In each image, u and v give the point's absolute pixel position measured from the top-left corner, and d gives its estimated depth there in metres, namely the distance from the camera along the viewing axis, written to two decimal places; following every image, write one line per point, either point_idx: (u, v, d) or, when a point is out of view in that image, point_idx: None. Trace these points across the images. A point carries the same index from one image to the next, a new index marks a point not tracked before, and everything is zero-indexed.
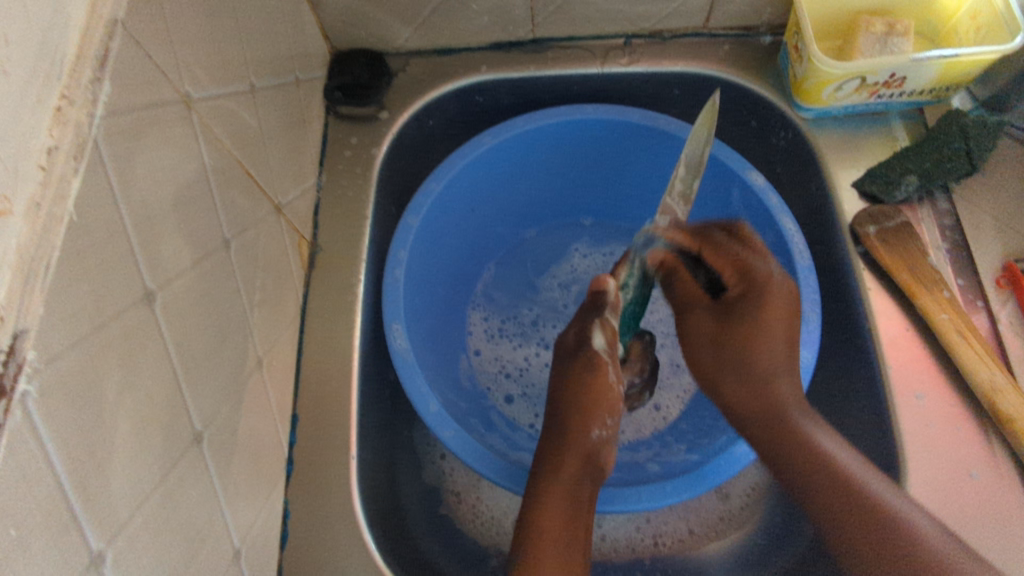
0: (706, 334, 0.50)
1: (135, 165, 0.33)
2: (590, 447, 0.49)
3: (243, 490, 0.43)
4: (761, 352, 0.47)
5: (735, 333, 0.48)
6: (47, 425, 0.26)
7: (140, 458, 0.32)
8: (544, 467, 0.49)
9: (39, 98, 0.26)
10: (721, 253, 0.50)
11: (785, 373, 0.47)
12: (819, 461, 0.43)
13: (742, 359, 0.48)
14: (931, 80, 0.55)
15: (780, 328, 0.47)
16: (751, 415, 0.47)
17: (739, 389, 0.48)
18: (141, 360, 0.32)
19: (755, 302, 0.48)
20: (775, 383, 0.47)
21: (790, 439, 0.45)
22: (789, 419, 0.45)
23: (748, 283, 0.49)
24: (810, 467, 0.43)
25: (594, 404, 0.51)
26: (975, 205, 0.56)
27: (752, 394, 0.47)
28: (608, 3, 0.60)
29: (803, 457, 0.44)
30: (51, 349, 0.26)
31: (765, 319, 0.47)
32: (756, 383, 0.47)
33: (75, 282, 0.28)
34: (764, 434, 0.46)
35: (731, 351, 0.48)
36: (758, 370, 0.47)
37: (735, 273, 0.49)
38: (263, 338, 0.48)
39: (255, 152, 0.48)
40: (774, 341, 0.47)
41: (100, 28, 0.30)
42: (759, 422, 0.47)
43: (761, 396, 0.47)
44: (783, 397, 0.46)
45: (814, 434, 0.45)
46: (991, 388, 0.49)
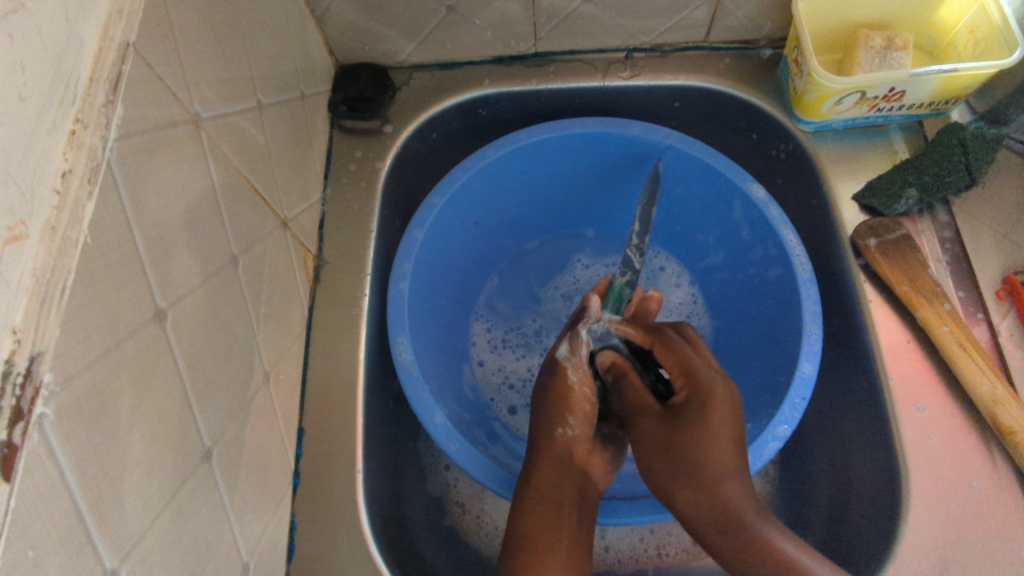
0: (653, 447, 0.47)
1: (146, 185, 0.33)
2: (562, 452, 0.50)
3: (251, 505, 0.43)
4: (707, 457, 0.44)
5: (680, 442, 0.45)
6: (64, 446, 0.26)
7: (151, 477, 0.32)
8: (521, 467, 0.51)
9: (53, 124, 0.27)
10: (668, 354, 0.49)
11: (736, 479, 0.44)
12: (776, 561, 0.39)
13: (688, 468, 0.44)
14: (930, 94, 0.55)
15: (726, 431, 0.44)
16: (707, 525, 0.43)
17: (688, 499, 0.44)
18: (153, 379, 0.33)
19: (699, 405, 0.46)
20: (725, 489, 0.43)
21: (745, 542, 0.41)
22: (740, 520, 0.42)
23: (691, 386, 0.47)
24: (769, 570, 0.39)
25: (557, 406, 0.52)
26: (975, 218, 0.57)
27: (703, 505, 0.43)
28: (609, 18, 0.60)
29: (764, 564, 0.40)
30: (68, 371, 0.27)
31: (707, 422, 0.45)
32: (704, 489, 0.44)
33: (90, 303, 0.28)
34: (720, 543, 0.42)
35: (679, 463, 0.45)
36: (704, 475, 0.44)
37: (679, 372, 0.48)
38: (269, 352, 0.48)
39: (261, 167, 0.48)
40: (721, 445, 0.44)
41: (113, 52, 0.30)
42: (711, 529, 0.43)
43: (711, 503, 0.43)
44: (736, 506, 0.43)
45: (767, 535, 0.41)
46: (992, 401, 0.49)
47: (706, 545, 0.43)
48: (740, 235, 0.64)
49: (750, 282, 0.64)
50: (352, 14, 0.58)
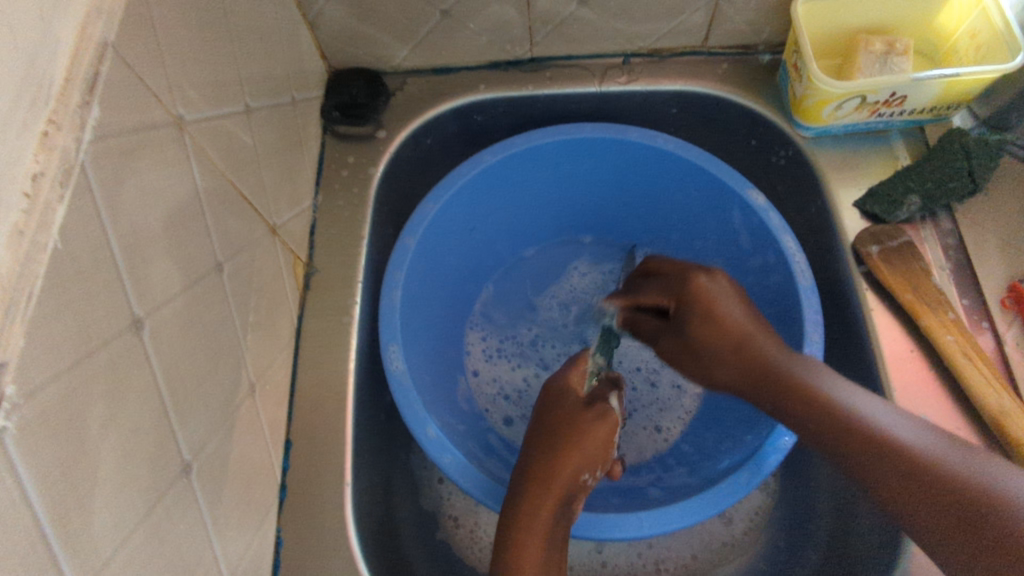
0: (676, 352, 0.48)
1: (124, 188, 0.32)
2: (575, 486, 0.48)
3: (235, 520, 0.42)
4: (728, 326, 0.45)
5: (698, 338, 0.46)
6: (27, 462, 0.25)
7: (124, 492, 0.31)
8: (514, 508, 0.46)
9: (24, 123, 0.26)
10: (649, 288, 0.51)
11: (767, 335, 0.45)
12: (871, 441, 0.38)
13: (716, 356, 0.45)
14: (932, 98, 0.54)
15: (732, 305, 0.46)
16: (784, 394, 0.43)
17: (735, 375, 0.45)
18: (127, 390, 0.31)
19: (694, 307, 0.46)
20: (757, 342, 0.45)
21: (831, 416, 0.40)
22: (800, 379, 0.42)
23: (680, 297, 0.48)
24: (867, 450, 0.38)
25: (588, 450, 0.49)
26: (980, 225, 0.56)
27: (753, 369, 0.44)
28: (605, 23, 0.59)
29: (863, 443, 0.39)
30: (33, 383, 0.25)
31: (715, 310, 0.46)
32: (743, 360, 0.45)
33: (60, 312, 0.27)
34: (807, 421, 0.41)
35: (706, 353, 0.46)
36: (741, 352, 0.45)
37: (664, 295, 0.49)
38: (256, 362, 0.47)
39: (249, 171, 0.47)
40: (729, 316, 0.45)
41: (90, 51, 0.30)
42: (796, 402, 0.42)
43: (772, 383, 0.43)
44: (770, 353, 0.44)
45: (852, 404, 0.40)
46: (999, 412, 0.48)
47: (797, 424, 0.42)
48: (739, 242, 0.63)
49: (749, 289, 0.63)
50: (345, 17, 0.57)
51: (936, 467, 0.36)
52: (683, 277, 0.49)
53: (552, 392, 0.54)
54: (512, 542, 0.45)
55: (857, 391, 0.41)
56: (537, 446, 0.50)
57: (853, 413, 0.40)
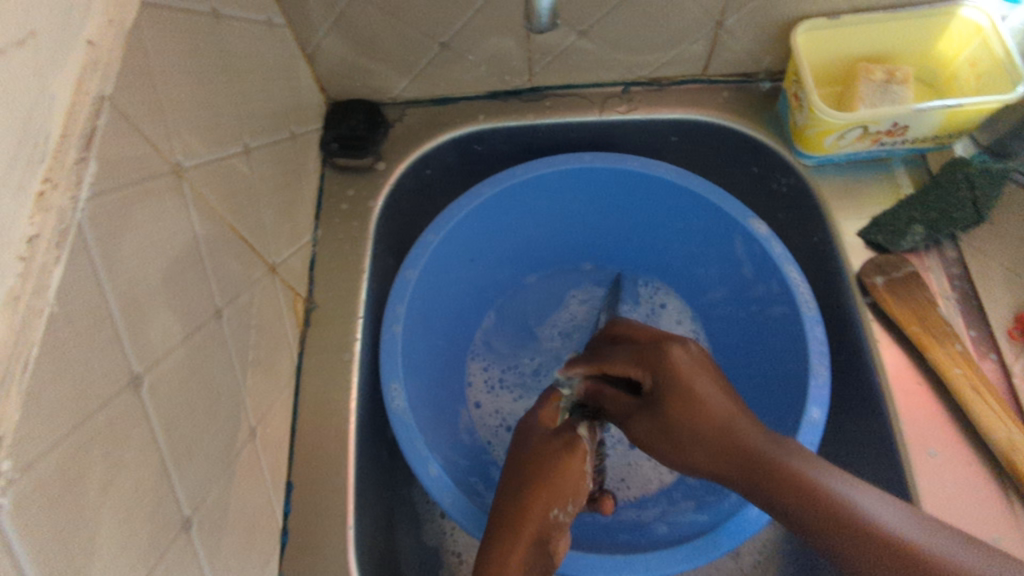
0: (652, 433, 0.46)
1: (122, 242, 0.32)
2: (547, 525, 0.47)
3: (235, 571, 0.41)
4: (702, 405, 0.43)
5: (676, 421, 0.44)
6: (22, 537, 0.24)
7: (121, 557, 0.30)
8: (489, 555, 0.46)
9: (21, 184, 0.25)
10: (618, 360, 0.50)
11: (742, 416, 0.42)
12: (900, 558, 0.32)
13: (694, 433, 0.42)
14: (934, 128, 0.54)
15: (706, 382, 0.44)
16: (771, 482, 0.38)
17: (712, 458, 0.42)
18: (125, 449, 0.31)
19: (671, 378, 0.45)
20: (737, 426, 0.42)
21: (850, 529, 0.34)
22: (787, 469, 0.38)
23: (654, 368, 0.47)
24: (890, 569, 0.32)
25: (561, 483, 0.49)
26: (984, 253, 0.55)
27: (735, 454, 0.40)
28: (605, 53, 0.59)
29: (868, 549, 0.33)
30: (29, 455, 0.25)
31: (690, 387, 0.44)
32: (724, 443, 0.41)
33: (57, 377, 0.26)
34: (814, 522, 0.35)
35: (683, 436, 0.43)
36: (721, 436, 0.41)
37: (638, 365, 0.48)
38: (256, 405, 0.46)
39: (248, 212, 0.46)
40: (705, 393, 0.44)
41: (87, 105, 0.29)
42: (790, 495, 0.37)
43: (758, 472, 0.39)
44: (750, 435, 0.41)
45: (863, 507, 0.34)
46: (1010, 447, 0.47)
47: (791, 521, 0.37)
48: (742, 271, 0.62)
49: (753, 318, 0.63)
50: (344, 50, 0.57)
51: None
52: (654, 347, 0.48)
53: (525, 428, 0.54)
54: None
55: (866, 492, 0.35)
56: (511, 486, 0.50)
57: (854, 509, 0.34)
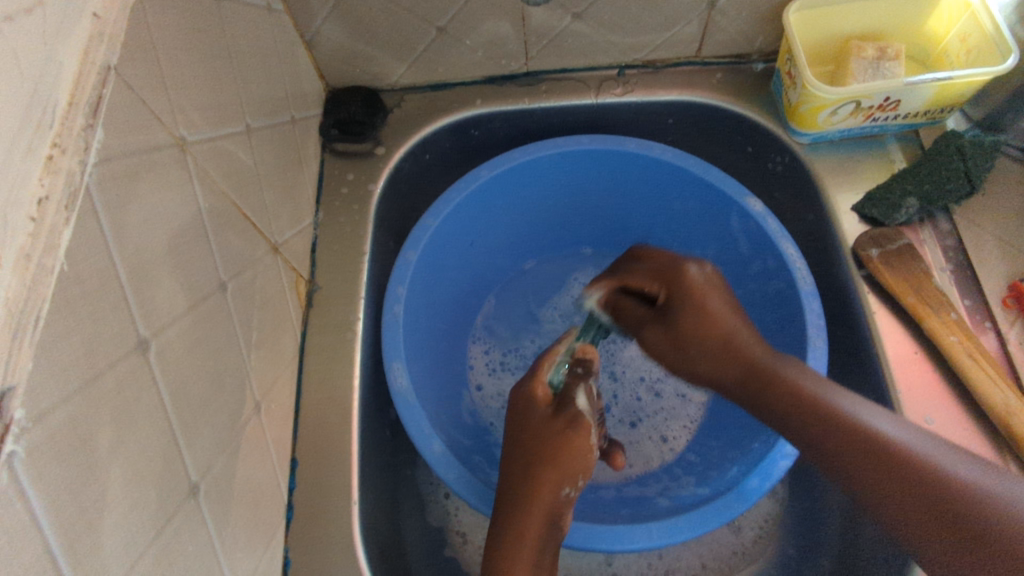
0: (662, 344, 0.48)
1: (129, 209, 0.32)
2: (558, 503, 0.46)
3: (243, 539, 0.42)
4: (717, 328, 0.46)
5: (688, 333, 0.46)
6: (36, 485, 0.25)
7: (132, 514, 0.31)
8: (502, 537, 0.45)
9: (30, 147, 0.26)
10: (640, 272, 0.51)
11: (743, 325, 0.46)
12: (880, 455, 0.37)
13: (703, 347, 0.46)
14: (925, 103, 0.55)
15: (719, 298, 0.47)
16: (778, 403, 0.42)
17: (726, 369, 0.45)
18: (136, 411, 0.31)
19: (684, 298, 0.47)
20: (739, 339, 0.45)
21: (849, 436, 0.38)
22: (794, 384, 0.42)
23: (671, 287, 0.49)
24: (866, 460, 0.37)
25: (569, 461, 0.47)
26: (977, 225, 0.56)
27: (726, 363, 0.45)
28: (600, 35, 0.60)
29: (862, 454, 0.37)
30: (42, 406, 0.25)
31: (703, 302, 0.46)
32: (727, 355, 0.45)
33: (67, 333, 0.27)
34: (821, 441, 0.39)
35: (692, 347, 0.46)
36: (727, 345, 0.45)
37: (657, 281, 0.50)
38: (261, 381, 0.47)
39: (250, 191, 0.47)
40: (718, 312, 0.46)
41: (94, 74, 0.30)
42: (794, 408, 0.41)
43: (770, 386, 0.42)
44: (756, 352, 0.44)
45: (866, 419, 0.38)
46: (1006, 412, 0.48)
47: (789, 426, 0.41)
48: (739, 249, 0.63)
49: (751, 295, 0.64)
50: (342, 37, 0.58)
51: (951, 484, 0.35)
52: (673, 266, 0.49)
53: (520, 401, 0.52)
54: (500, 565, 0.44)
55: (871, 407, 0.39)
56: (515, 468, 0.48)
57: (864, 426, 0.38)
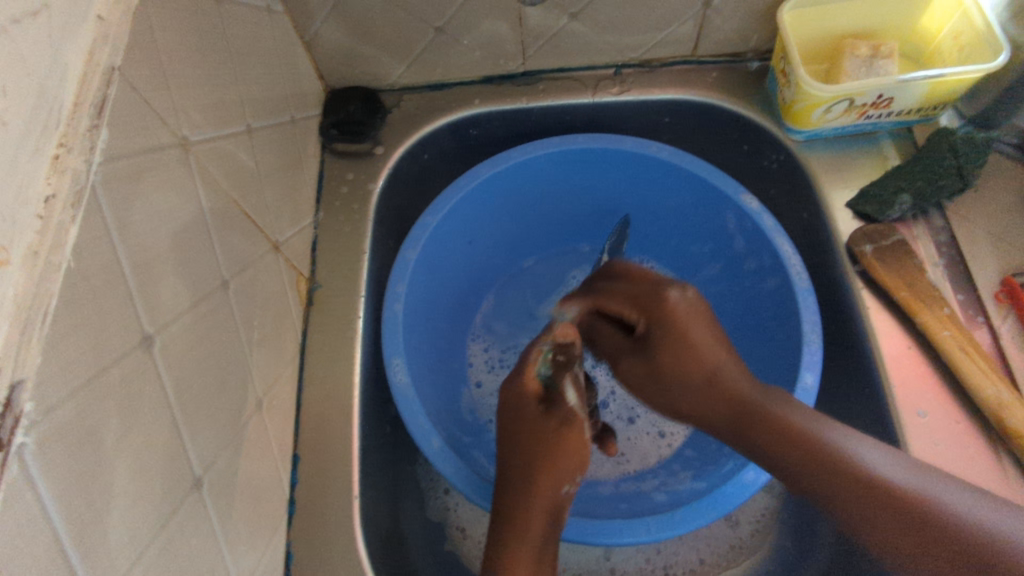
0: (642, 376, 0.47)
1: (133, 208, 0.33)
2: (558, 501, 0.47)
3: (245, 534, 0.42)
4: (697, 363, 0.44)
5: (667, 368, 0.45)
6: (44, 477, 0.25)
7: (138, 507, 0.31)
8: (501, 538, 0.45)
9: (36, 148, 0.26)
10: (618, 295, 0.49)
11: (733, 363, 0.44)
12: (883, 498, 0.38)
13: (682, 382, 0.44)
14: (918, 100, 0.56)
15: (704, 329, 0.44)
16: (762, 438, 0.42)
17: (712, 412, 0.44)
18: (141, 405, 0.32)
19: (668, 328, 0.44)
20: (723, 378, 0.44)
21: (846, 478, 0.39)
22: (779, 421, 0.42)
23: (651, 313, 0.46)
24: (864, 501, 0.38)
25: (565, 463, 0.47)
26: (970, 221, 0.57)
27: (709, 400, 0.44)
28: (597, 35, 0.61)
29: (863, 499, 0.38)
30: (50, 400, 0.26)
31: (687, 337, 0.44)
32: (716, 396, 0.44)
33: (74, 330, 0.28)
34: (813, 481, 0.40)
35: (674, 384, 0.45)
36: (710, 386, 0.44)
37: (635, 308, 0.47)
38: (263, 378, 0.47)
39: (251, 190, 0.48)
40: (700, 348, 0.44)
41: (98, 76, 0.30)
42: (790, 448, 0.41)
43: (753, 421, 0.42)
44: (743, 391, 0.43)
45: (858, 456, 0.39)
46: (998, 404, 0.48)
47: (778, 467, 0.42)
48: (734, 246, 0.63)
49: (747, 291, 0.64)
50: (341, 37, 0.59)
51: (949, 521, 0.36)
52: (650, 291, 0.47)
53: (510, 400, 0.51)
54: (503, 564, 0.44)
55: (858, 442, 0.40)
56: (514, 469, 0.48)
57: (862, 466, 0.39)
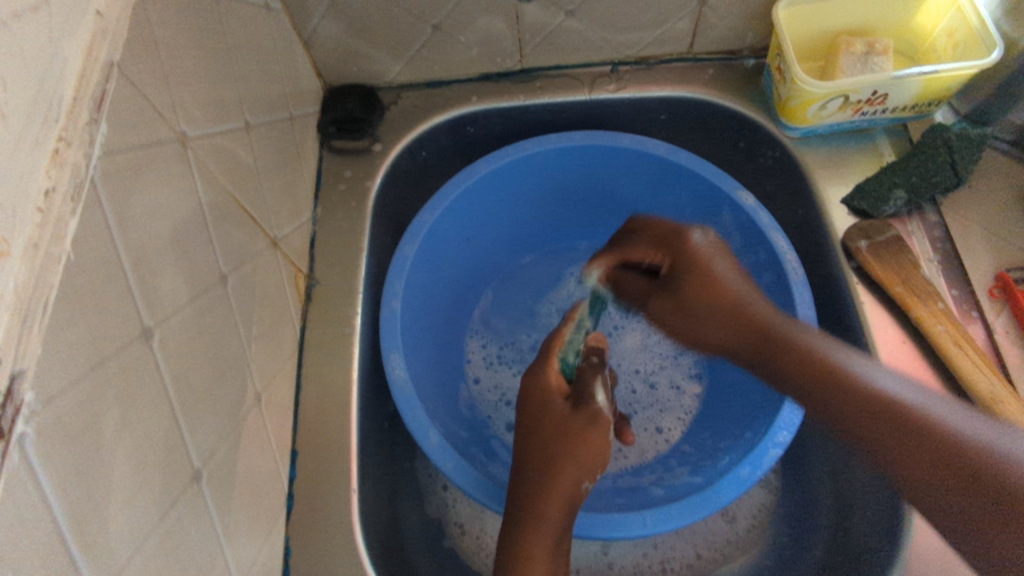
0: (669, 311, 0.51)
1: (133, 202, 0.33)
2: (576, 495, 0.46)
3: (244, 527, 0.43)
4: (722, 292, 0.48)
5: (693, 299, 0.49)
6: (45, 466, 0.26)
7: (138, 497, 0.32)
8: (516, 528, 0.44)
9: (37, 140, 0.27)
10: (641, 241, 0.53)
11: (756, 296, 0.48)
12: (878, 407, 0.39)
13: (711, 312, 0.48)
14: (913, 96, 0.56)
15: (723, 264, 0.49)
16: (781, 359, 0.45)
17: (733, 339, 0.48)
18: (141, 398, 0.32)
19: (691, 267, 0.49)
20: (750, 309, 0.47)
21: (858, 398, 0.40)
22: (798, 344, 0.44)
23: (674, 253, 0.50)
24: (862, 409, 0.40)
25: (585, 456, 0.47)
26: (964, 216, 0.57)
27: (733, 325, 0.47)
28: (593, 32, 0.61)
29: (862, 404, 0.40)
30: (50, 390, 0.26)
31: (710, 269, 0.48)
32: (742, 325, 0.47)
33: (73, 322, 0.28)
34: (821, 394, 0.42)
35: (699, 311, 0.49)
36: (735, 311, 0.47)
37: (658, 249, 0.51)
38: (261, 372, 0.47)
39: (250, 186, 0.48)
40: (725, 282, 0.48)
41: (97, 70, 0.31)
42: (813, 377, 0.43)
43: (774, 351, 0.45)
44: (763, 313, 0.47)
45: (863, 372, 0.41)
46: (991, 398, 0.48)
47: (814, 398, 0.43)
48: (731, 242, 0.64)
49: None
50: (339, 35, 0.59)
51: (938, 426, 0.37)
52: (673, 232, 0.51)
53: (534, 396, 0.52)
54: (514, 558, 0.43)
55: (867, 361, 0.42)
56: (532, 463, 0.47)
57: (864, 379, 0.41)
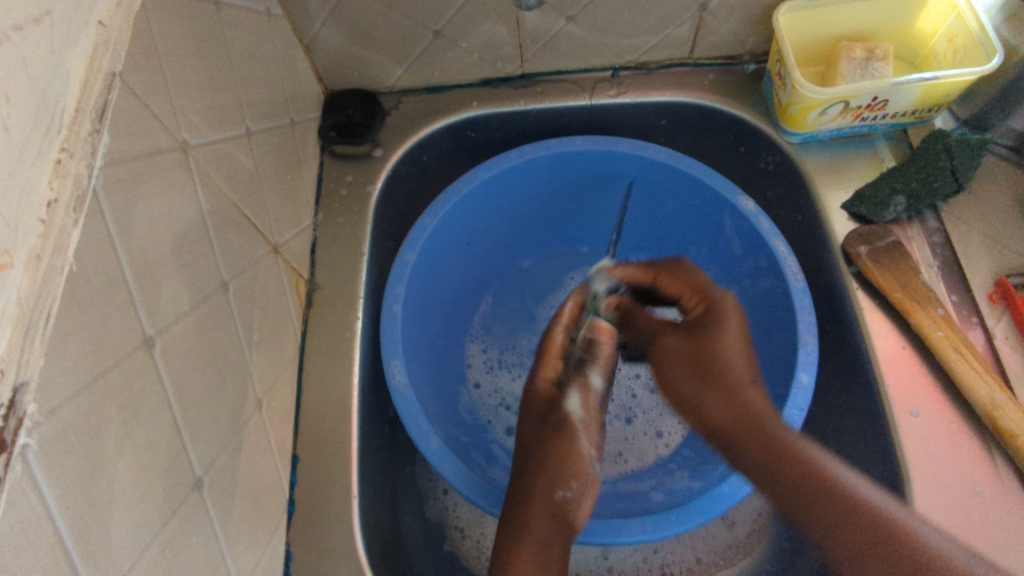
0: (676, 357, 0.46)
1: (134, 211, 0.33)
2: (557, 505, 0.46)
3: (245, 534, 0.43)
4: (732, 364, 0.43)
5: (706, 354, 0.44)
6: (47, 477, 0.26)
7: (139, 507, 0.32)
8: (506, 533, 0.45)
9: (39, 152, 0.27)
10: (684, 278, 0.52)
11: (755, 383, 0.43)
12: (853, 511, 0.37)
13: (722, 373, 0.43)
14: (912, 102, 0.56)
15: (734, 331, 0.45)
16: (748, 440, 0.41)
17: (722, 412, 0.42)
18: (143, 407, 0.32)
19: (717, 315, 0.46)
20: (748, 393, 0.43)
21: (836, 502, 0.37)
22: (782, 437, 0.40)
23: (706, 300, 0.49)
24: (830, 511, 0.37)
25: (557, 469, 0.48)
26: (964, 221, 0.57)
27: (719, 391, 0.43)
28: (594, 37, 0.61)
29: (837, 506, 0.37)
30: (53, 401, 0.26)
31: (723, 328, 0.45)
32: (739, 403, 0.42)
33: (75, 332, 0.28)
34: (785, 490, 0.39)
35: (711, 371, 0.43)
36: (737, 384, 0.43)
37: (695, 294, 0.50)
38: (262, 379, 0.48)
39: (251, 192, 0.48)
40: (734, 351, 0.44)
41: (99, 81, 0.31)
42: (786, 465, 0.39)
43: (758, 435, 0.41)
44: (756, 400, 0.42)
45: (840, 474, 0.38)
46: (991, 405, 0.49)
47: (783, 487, 0.39)
48: (731, 247, 0.64)
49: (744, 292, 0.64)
50: (340, 41, 0.59)
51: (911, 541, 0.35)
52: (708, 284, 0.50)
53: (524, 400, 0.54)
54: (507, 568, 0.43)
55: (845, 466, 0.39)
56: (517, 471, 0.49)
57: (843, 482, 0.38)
